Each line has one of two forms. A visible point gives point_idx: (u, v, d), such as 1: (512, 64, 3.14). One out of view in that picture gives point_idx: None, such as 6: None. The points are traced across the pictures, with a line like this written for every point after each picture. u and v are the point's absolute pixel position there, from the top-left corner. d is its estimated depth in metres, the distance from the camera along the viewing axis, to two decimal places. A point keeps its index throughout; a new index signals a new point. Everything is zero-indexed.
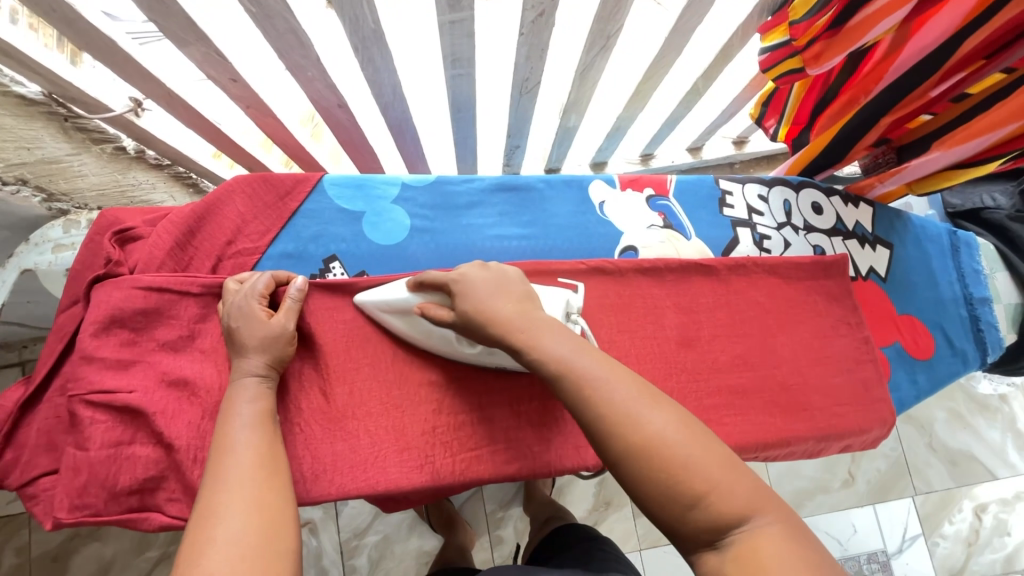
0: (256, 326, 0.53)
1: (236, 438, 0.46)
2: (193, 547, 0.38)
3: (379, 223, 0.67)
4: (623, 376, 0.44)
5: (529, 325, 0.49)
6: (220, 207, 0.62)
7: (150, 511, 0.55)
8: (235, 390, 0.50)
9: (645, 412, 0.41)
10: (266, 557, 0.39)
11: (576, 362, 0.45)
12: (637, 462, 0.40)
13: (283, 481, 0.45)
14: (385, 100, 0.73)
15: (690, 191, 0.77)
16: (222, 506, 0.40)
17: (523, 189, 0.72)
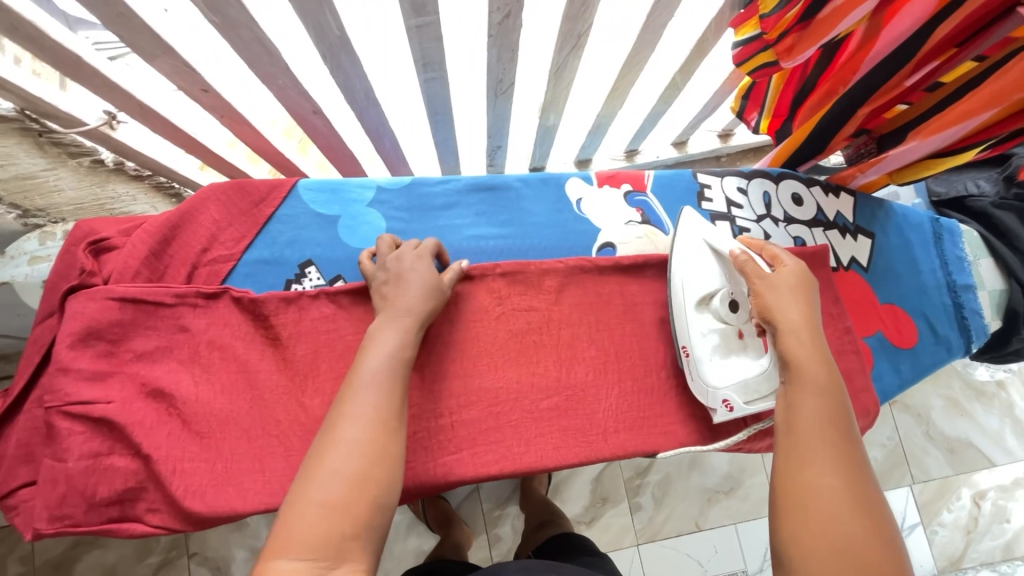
0: (429, 283, 0.55)
1: (372, 371, 0.46)
2: (312, 471, 0.40)
3: (355, 227, 0.67)
4: (838, 439, 0.49)
5: (815, 346, 0.55)
6: (195, 214, 0.62)
7: (130, 521, 0.55)
8: (383, 322, 0.50)
9: (820, 442, 0.49)
10: (359, 506, 0.39)
11: (810, 396, 0.51)
12: (800, 495, 0.46)
13: (398, 431, 0.44)
14: (360, 105, 0.74)
15: (668, 186, 0.77)
16: (342, 439, 0.41)
17: (500, 188, 0.72)
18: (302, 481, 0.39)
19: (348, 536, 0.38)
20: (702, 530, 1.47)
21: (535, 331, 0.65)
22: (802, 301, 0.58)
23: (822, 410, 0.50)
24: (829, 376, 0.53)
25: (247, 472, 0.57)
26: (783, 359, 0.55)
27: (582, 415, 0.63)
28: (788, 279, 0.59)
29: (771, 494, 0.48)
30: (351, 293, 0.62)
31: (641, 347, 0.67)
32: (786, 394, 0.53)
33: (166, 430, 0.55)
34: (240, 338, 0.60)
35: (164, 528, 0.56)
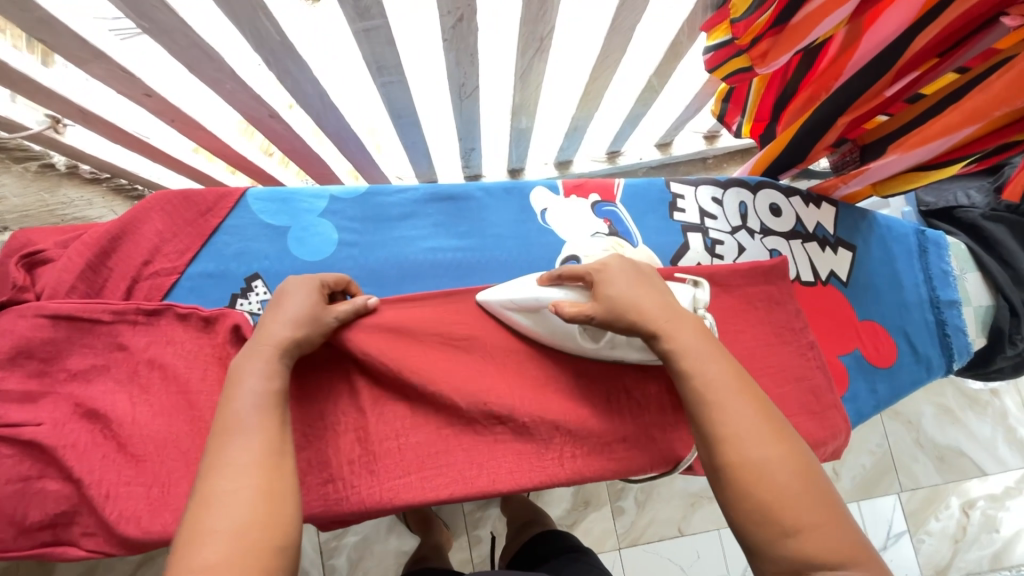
0: (307, 305, 0.53)
1: (237, 414, 0.44)
2: (191, 538, 0.37)
3: (305, 238, 0.64)
4: (754, 404, 0.46)
5: (673, 326, 0.51)
6: (137, 226, 0.59)
7: (65, 545, 0.54)
8: (245, 356, 0.48)
9: (753, 440, 0.44)
10: (260, 549, 0.38)
11: (712, 373, 0.48)
12: (739, 479, 0.43)
13: (283, 461, 0.43)
14: (317, 110, 0.71)
15: (639, 196, 0.74)
16: (220, 493, 0.39)
17: (461, 198, 0.69)
18: (182, 555, 0.36)
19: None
20: (684, 535, 1.46)
21: (490, 350, 0.62)
22: (626, 284, 0.54)
23: (729, 384, 0.47)
24: (725, 361, 0.49)
25: (185, 497, 0.55)
26: (666, 357, 0.51)
27: (537, 438, 0.61)
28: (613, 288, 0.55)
29: (713, 484, 0.45)
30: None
31: (601, 366, 0.65)
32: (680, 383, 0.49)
33: (100, 453, 0.54)
34: (180, 357, 0.58)
35: (100, 552, 0.54)
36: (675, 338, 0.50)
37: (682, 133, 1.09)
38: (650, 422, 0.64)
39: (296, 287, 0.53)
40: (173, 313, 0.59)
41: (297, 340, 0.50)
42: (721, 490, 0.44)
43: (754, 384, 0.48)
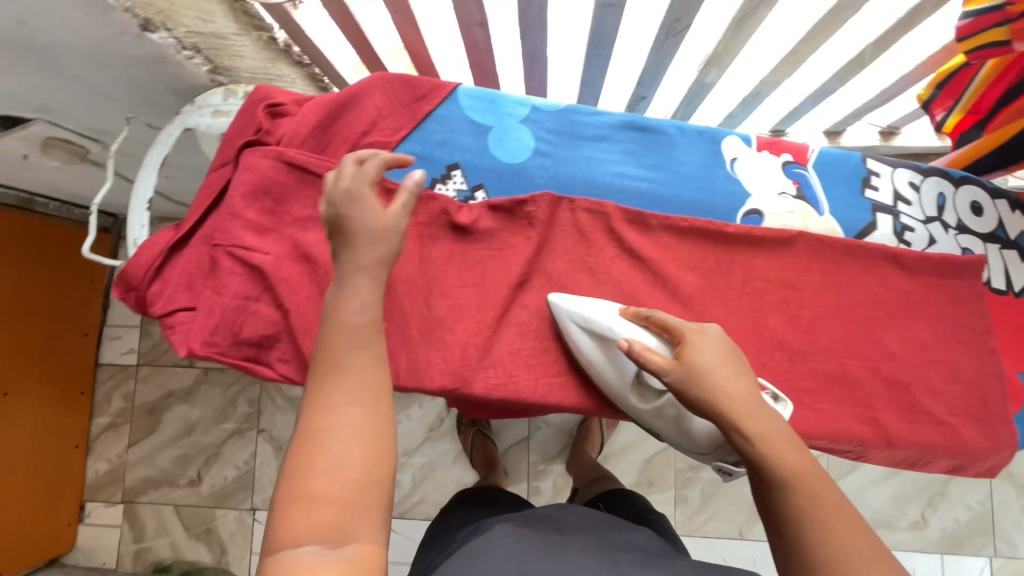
0: (369, 209, 0.47)
1: (344, 332, 0.44)
2: (306, 456, 0.39)
3: (504, 140, 0.66)
4: (854, 523, 0.42)
5: (762, 426, 0.47)
6: (363, 98, 0.64)
7: (264, 365, 0.60)
8: (348, 269, 0.45)
9: (841, 543, 0.41)
10: (365, 483, 0.39)
11: (807, 483, 0.44)
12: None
13: (382, 390, 0.43)
14: (526, 23, 0.73)
15: (832, 165, 0.71)
16: (326, 417, 0.41)
17: (653, 131, 0.69)
18: (299, 471, 0.39)
19: (355, 517, 0.38)
20: (744, 540, 1.43)
21: (659, 281, 0.65)
22: (720, 363, 0.50)
23: (819, 505, 0.43)
24: (803, 461, 0.45)
25: None
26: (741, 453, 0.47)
27: None
28: (702, 356, 0.51)
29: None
30: (488, 206, 0.63)
31: (764, 322, 0.65)
32: (763, 490, 0.46)
33: (306, 292, 0.60)
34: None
35: (289, 380, 0.61)
36: (763, 443, 0.46)
37: (858, 123, 1.02)
38: (803, 388, 0.65)
39: (342, 163, 0.48)
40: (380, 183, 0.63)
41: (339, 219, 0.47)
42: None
43: (832, 486, 0.44)
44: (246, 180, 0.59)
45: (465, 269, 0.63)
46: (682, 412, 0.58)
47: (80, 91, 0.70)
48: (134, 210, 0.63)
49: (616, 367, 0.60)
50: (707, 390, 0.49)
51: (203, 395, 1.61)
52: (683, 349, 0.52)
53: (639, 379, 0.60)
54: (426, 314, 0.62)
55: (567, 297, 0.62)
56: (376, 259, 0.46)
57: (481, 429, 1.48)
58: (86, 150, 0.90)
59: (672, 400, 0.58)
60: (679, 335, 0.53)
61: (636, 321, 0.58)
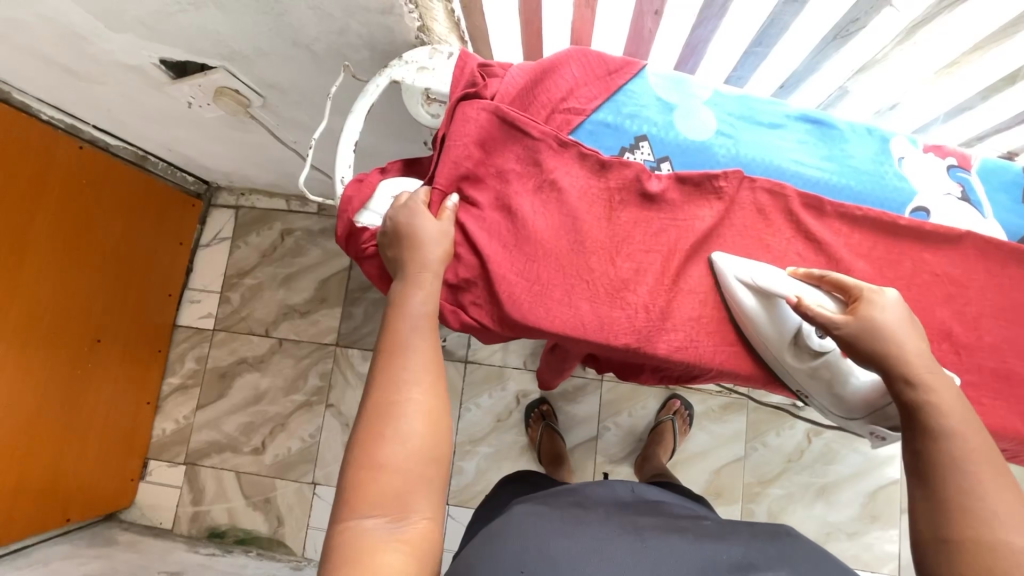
0: (411, 219, 0.59)
1: (405, 335, 0.55)
2: (375, 438, 0.50)
3: (688, 118, 0.70)
4: (1005, 478, 0.47)
5: (936, 379, 0.53)
6: (564, 66, 0.68)
7: (457, 307, 0.63)
8: (412, 283, 0.58)
9: (985, 483, 0.47)
10: (427, 455, 0.51)
11: (964, 436, 0.49)
12: (980, 556, 0.44)
13: (440, 386, 0.54)
14: (705, 13, 0.79)
15: (995, 173, 0.73)
16: (391, 406, 0.52)
17: (825, 125, 0.72)
18: (369, 442, 0.50)
19: (423, 480, 0.50)
20: None
21: (832, 264, 0.67)
22: (899, 321, 0.56)
23: (970, 450, 0.49)
24: (966, 412, 0.51)
25: (557, 303, 0.63)
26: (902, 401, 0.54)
27: None
28: (879, 314, 0.57)
29: (933, 552, 0.47)
30: (676, 177, 0.66)
31: (931, 314, 0.67)
32: (919, 439, 0.51)
33: (508, 241, 0.63)
34: (574, 187, 0.65)
35: (480, 325, 0.64)
36: (933, 393, 0.52)
37: None
38: (969, 382, 0.66)
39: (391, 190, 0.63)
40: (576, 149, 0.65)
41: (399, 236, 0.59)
42: (946, 562, 0.46)
43: (988, 440, 0.50)
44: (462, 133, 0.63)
45: (651, 236, 0.65)
46: (837, 372, 0.63)
47: (283, 39, 0.78)
48: (342, 150, 0.66)
49: (779, 322, 0.62)
50: (887, 343, 0.55)
51: (275, 364, 1.65)
52: (856, 308, 0.58)
53: (798, 336, 0.63)
54: (611, 275, 0.64)
55: (729, 258, 0.64)
56: (429, 267, 0.59)
57: (551, 423, 1.48)
58: (248, 101, 0.97)
59: (837, 358, 0.62)
60: (855, 292, 0.58)
61: (807, 281, 0.63)
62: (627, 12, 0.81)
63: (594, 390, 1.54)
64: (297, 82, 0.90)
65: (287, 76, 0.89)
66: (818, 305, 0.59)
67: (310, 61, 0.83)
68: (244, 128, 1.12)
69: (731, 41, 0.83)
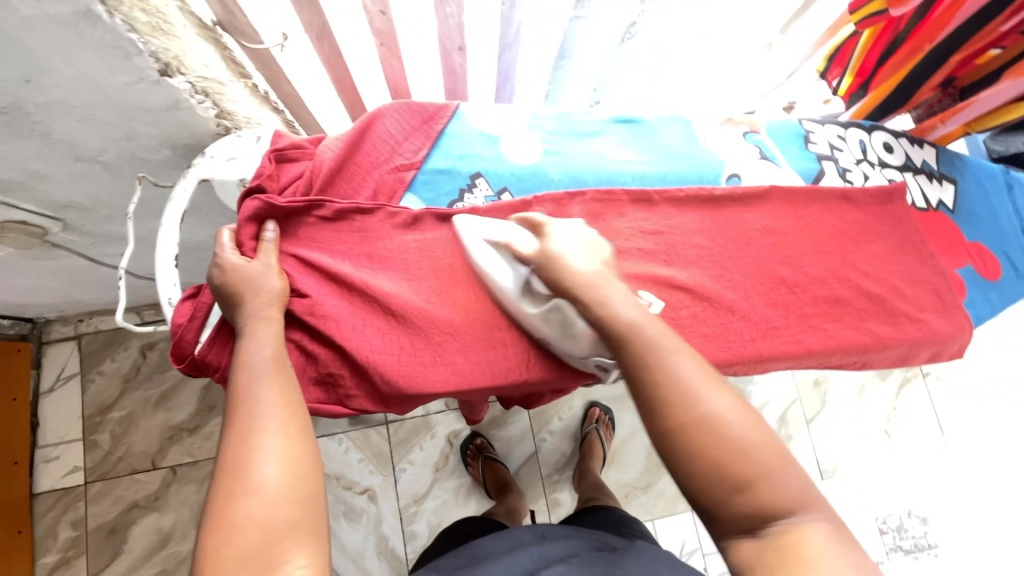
0: (236, 278, 0.57)
1: (248, 387, 0.51)
2: (230, 495, 0.45)
3: (514, 146, 0.72)
4: (686, 355, 0.53)
5: (606, 291, 0.58)
6: (376, 127, 0.67)
7: (336, 401, 0.61)
8: (253, 333, 0.55)
9: (707, 395, 0.51)
10: (295, 496, 0.46)
11: (668, 352, 0.53)
12: (687, 440, 0.49)
13: (302, 423, 0.51)
14: (503, 41, 0.82)
15: (779, 130, 0.85)
16: (245, 459, 0.47)
17: (635, 122, 0.79)
18: (223, 504, 0.45)
19: (294, 525, 0.45)
20: None
21: (674, 245, 0.74)
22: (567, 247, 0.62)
23: (685, 363, 0.53)
24: (658, 324, 0.56)
25: (431, 366, 0.61)
26: (602, 326, 0.57)
27: (720, 324, 0.71)
28: (558, 243, 0.63)
29: (660, 449, 0.51)
30: (500, 212, 0.67)
31: (764, 265, 0.76)
32: (631, 363, 0.54)
33: (365, 322, 0.61)
34: (415, 252, 0.65)
35: (365, 410, 0.62)
36: (608, 307, 0.57)
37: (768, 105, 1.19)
38: (810, 313, 0.75)
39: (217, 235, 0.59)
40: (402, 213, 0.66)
41: (226, 296, 0.56)
42: (670, 452, 0.50)
43: (693, 352, 0.55)
44: (295, 233, 0.63)
45: None
46: (565, 314, 0.63)
47: (62, 157, 0.69)
48: (162, 269, 0.59)
49: (496, 272, 0.64)
50: (560, 264, 0.61)
51: (174, 497, 1.45)
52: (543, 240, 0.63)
53: (527, 286, 0.64)
54: (478, 321, 0.64)
55: (471, 220, 0.66)
56: (265, 311, 0.56)
57: (489, 454, 1.46)
58: (44, 230, 0.84)
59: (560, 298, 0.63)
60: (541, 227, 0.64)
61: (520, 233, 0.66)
62: (433, 52, 0.82)
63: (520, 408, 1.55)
64: (96, 194, 0.80)
65: (84, 193, 0.79)
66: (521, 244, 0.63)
67: (106, 172, 0.75)
68: (52, 257, 0.98)
69: (536, 58, 0.87)
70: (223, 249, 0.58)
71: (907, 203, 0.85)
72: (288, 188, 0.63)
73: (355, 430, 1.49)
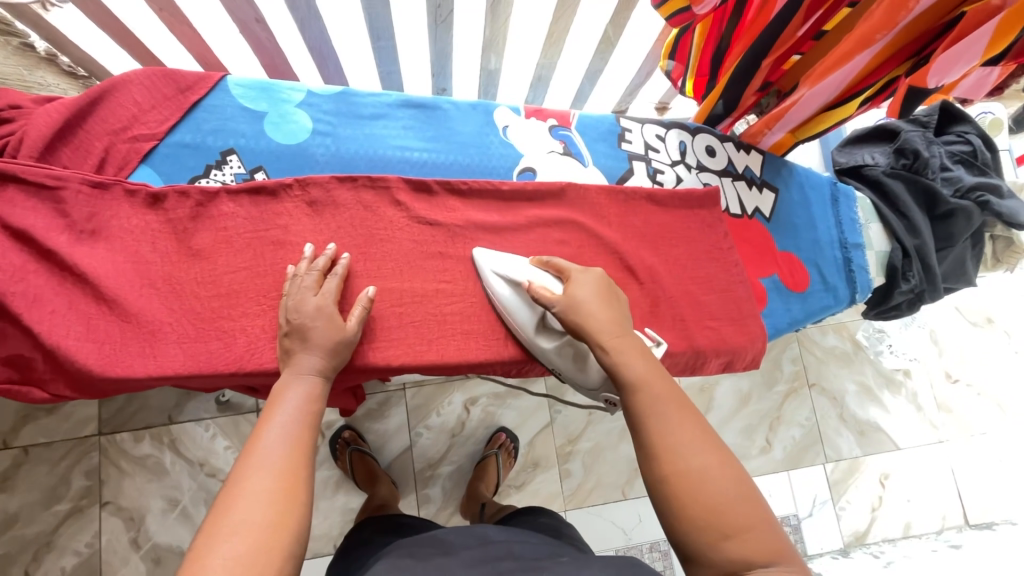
0: (333, 331, 0.58)
1: (272, 430, 0.52)
2: (212, 530, 0.44)
3: (280, 124, 0.68)
4: (687, 414, 0.53)
5: (617, 341, 0.59)
6: (114, 94, 0.62)
7: (31, 385, 0.56)
8: (283, 384, 0.56)
9: (687, 452, 0.50)
10: (268, 548, 0.44)
11: (659, 412, 0.53)
12: (679, 489, 0.48)
13: (303, 475, 0.50)
14: (300, 15, 0.79)
15: (591, 126, 0.82)
16: (236, 499, 0.46)
17: (429, 107, 0.75)
18: (205, 541, 0.43)
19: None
20: (627, 499, 1.53)
21: (453, 236, 0.69)
22: (592, 295, 0.63)
23: (676, 417, 0.53)
24: (654, 367, 0.58)
25: (137, 356, 0.57)
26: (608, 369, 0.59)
27: (484, 321, 0.68)
28: (581, 289, 0.63)
29: (656, 500, 0.50)
30: (248, 191, 0.63)
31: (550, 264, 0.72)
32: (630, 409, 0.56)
33: (70, 305, 0.56)
34: (143, 231, 0.60)
35: (67, 395, 0.58)
36: (617, 352, 0.59)
37: (637, 102, 1.15)
38: None
39: (300, 269, 0.61)
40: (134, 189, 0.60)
41: (295, 338, 0.57)
42: (664, 501, 0.49)
43: (688, 401, 0.55)
44: None
45: (237, 256, 0.62)
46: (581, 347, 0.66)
47: None
48: None
49: (522, 309, 0.66)
50: (575, 315, 0.62)
51: (25, 477, 1.26)
52: (568, 285, 0.64)
53: (543, 322, 0.66)
54: (201, 309, 0.59)
55: (488, 252, 0.68)
56: (316, 360, 0.57)
57: (357, 446, 1.40)
58: None
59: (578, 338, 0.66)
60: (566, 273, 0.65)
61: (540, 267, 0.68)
62: (229, 21, 0.78)
63: (398, 402, 1.50)
64: None
65: None
66: (547, 286, 0.65)
67: None
68: None
69: (350, 33, 0.84)
70: (301, 279, 0.60)
71: (720, 208, 0.82)
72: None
73: (224, 417, 1.36)
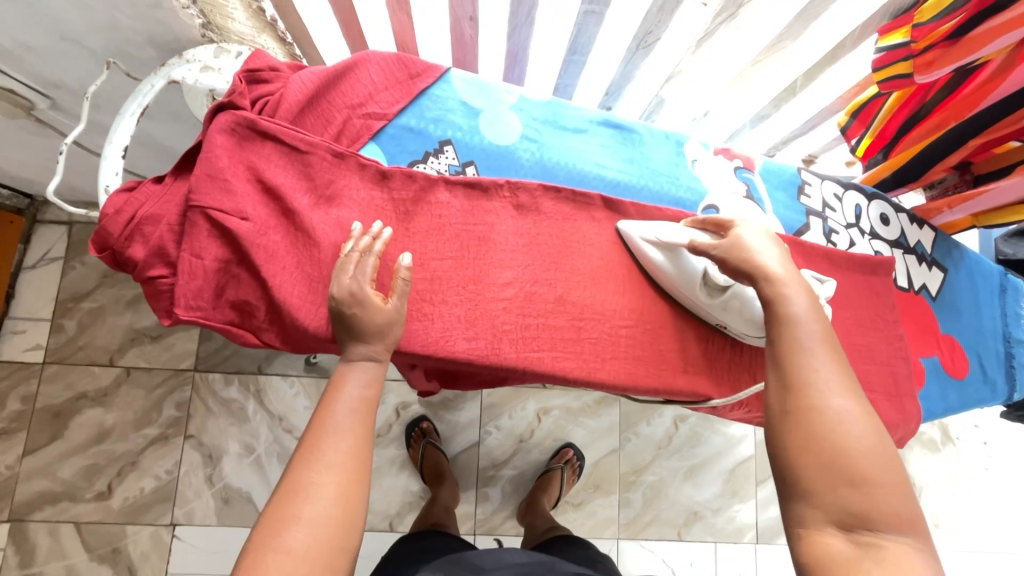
0: (376, 313, 0.55)
1: (337, 417, 0.52)
2: (279, 519, 0.46)
3: (493, 124, 0.71)
4: (833, 358, 0.53)
5: (789, 276, 0.59)
6: (358, 70, 0.65)
7: (246, 330, 0.60)
8: (342, 371, 0.55)
9: (833, 395, 0.50)
10: (327, 547, 0.46)
11: (809, 353, 0.53)
12: (812, 421, 0.49)
13: (362, 472, 0.50)
14: (514, 21, 0.81)
15: (774, 174, 0.82)
16: (300, 487, 0.48)
17: (626, 130, 0.76)
18: (274, 527, 0.46)
19: None
20: (681, 540, 1.51)
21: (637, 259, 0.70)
22: (759, 238, 0.62)
23: (832, 363, 0.53)
24: (815, 310, 0.57)
25: None
26: (767, 304, 0.58)
27: (655, 349, 0.69)
28: (744, 233, 0.63)
29: (779, 429, 0.51)
30: (464, 185, 0.65)
31: None
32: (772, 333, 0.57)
33: (297, 264, 0.59)
34: (365, 205, 0.63)
35: (272, 346, 0.61)
36: (783, 291, 0.58)
37: (789, 150, 1.14)
38: None
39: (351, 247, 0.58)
40: (366, 164, 0.63)
41: (343, 322, 0.56)
42: (787, 432, 0.50)
43: (834, 345, 0.55)
44: (247, 151, 0.59)
45: (446, 244, 0.64)
46: (745, 301, 0.67)
47: (48, 32, 0.67)
48: (108, 157, 0.59)
49: (677, 266, 0.68)
50: (741, 258, 0.61)
51: (125, 397, 1.32)
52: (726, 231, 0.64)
53: (705, 277, 0.67)
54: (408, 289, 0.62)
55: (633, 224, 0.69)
56: (373, 344, 0.56)
57: (431, 439, 1.42)
58: (31, 103, 0.81)
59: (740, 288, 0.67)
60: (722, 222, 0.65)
61: (694, 227, 0.68)
62: (445, 17, 0.82)
63: (474, 397, 1.52)
64: (65, 76, 0.77)
65: (71, 75, 0.76)
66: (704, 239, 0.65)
67: (83, 54, 0.72)
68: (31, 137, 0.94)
69: (550, 46, 0.86)
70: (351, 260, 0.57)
71: (892, 278, 0.80)
72: (257, 108, 0.61)
73: (309, 377, 1.37)
